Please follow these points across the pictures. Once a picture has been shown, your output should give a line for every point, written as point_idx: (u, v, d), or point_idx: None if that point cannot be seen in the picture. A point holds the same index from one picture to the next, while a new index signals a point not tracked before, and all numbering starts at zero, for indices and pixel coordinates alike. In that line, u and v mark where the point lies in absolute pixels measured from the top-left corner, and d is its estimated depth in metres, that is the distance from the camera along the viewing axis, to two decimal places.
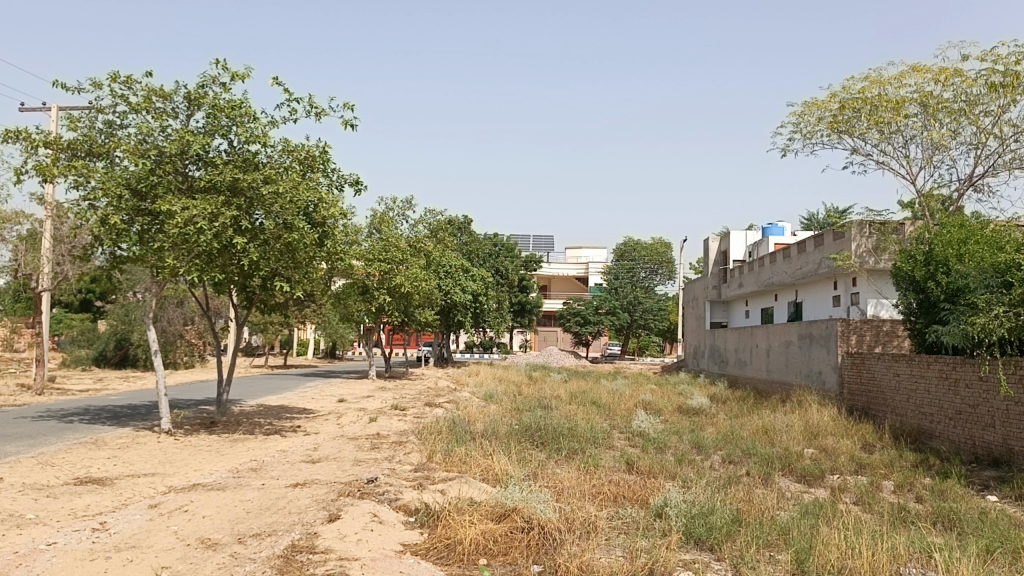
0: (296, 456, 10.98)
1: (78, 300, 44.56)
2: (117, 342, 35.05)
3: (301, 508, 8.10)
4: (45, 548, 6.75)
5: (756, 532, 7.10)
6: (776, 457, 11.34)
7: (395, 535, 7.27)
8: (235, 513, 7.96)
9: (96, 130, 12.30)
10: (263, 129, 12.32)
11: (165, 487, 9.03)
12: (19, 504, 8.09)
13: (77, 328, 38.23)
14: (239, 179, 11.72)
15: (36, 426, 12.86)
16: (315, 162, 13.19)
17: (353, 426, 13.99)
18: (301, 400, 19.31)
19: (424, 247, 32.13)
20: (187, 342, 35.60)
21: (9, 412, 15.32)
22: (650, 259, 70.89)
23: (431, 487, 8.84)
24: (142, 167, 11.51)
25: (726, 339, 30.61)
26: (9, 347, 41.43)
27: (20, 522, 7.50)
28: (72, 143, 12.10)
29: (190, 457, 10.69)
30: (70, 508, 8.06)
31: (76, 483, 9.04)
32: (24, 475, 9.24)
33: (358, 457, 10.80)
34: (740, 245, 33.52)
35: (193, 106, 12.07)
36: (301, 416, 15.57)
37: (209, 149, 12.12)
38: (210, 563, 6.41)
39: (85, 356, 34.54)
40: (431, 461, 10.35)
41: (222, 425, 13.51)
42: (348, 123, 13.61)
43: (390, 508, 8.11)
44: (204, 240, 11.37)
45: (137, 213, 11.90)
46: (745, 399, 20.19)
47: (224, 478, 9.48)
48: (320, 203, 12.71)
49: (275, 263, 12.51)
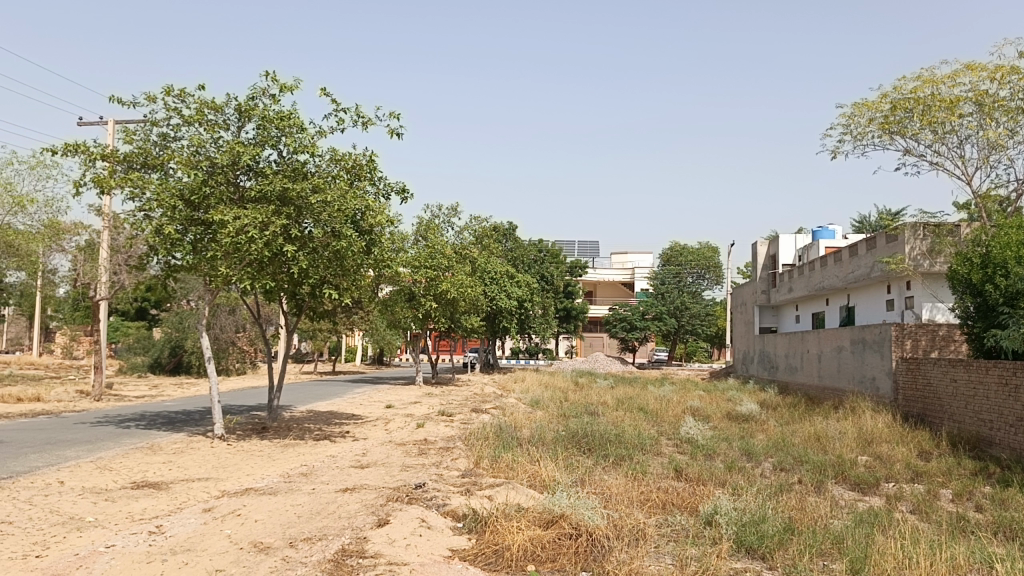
0: (345, 461, 11.10)
1: (134, 309, 45.87)
2: (171, 350, 35.85)
3: (350, 513, 8.20)
4: (105, 550, 6.93)
5: (808, 541, 6.97)
6: (829, 465, 11.13)
7: (444, 540, 7.32)
8: (287, 517, 8.09)
9: (151, 142, 12.61)
10: (311, 139, 12.49)
11: (219, 491, 9.22)
12: (79, 507, 8.32)
13: (133, 336, 39.20)
14: (288, 188, 11.94)
15: (95, 432, 13.22)
16: (362, 171, 13.36)
17: (400, 432, 14.12)
18: (350, 406, 19.58)
19: (470, 254, 32.24)
20: (238, 349, 36.31)
21: (68, 418, 15.80)
22: (697, 263, 70.22)
23: (479, 492, 8.87)
24: (195, 179, 11.80)
25: (776, 344, 30.17)
26: (69, 356, 42.85)
27: (81, 525, 7.73)
28: (128, 155, 12.42)
29: (243, 462, 10.89)
30: (128, 511, 8.26)
31: (133, 487, 9.27)
32: (84, 479, 9.51)
33: (406, 463, 10.90)
34: (788, 249, 33.04)
35: (244, 118, 12.31)
36: (350, 421, 15.78)
37: (259, 160, 12.34)
38: (263, 567, 6.52)
39: (141, 364, 35.52)
40: (478, 466, 10.40)
41: (273, 431, 13.73)
42: (394, 131, 13.74)
43: (438, 514, 8.16)
44: (256, 249, 11.57)
45: (190, 222, 12.19)
46: (796, 405, 19.92)
47: (275, 482, 9.64)
48: (367, 211, 12.83)
49: (324, 271, 12.70)
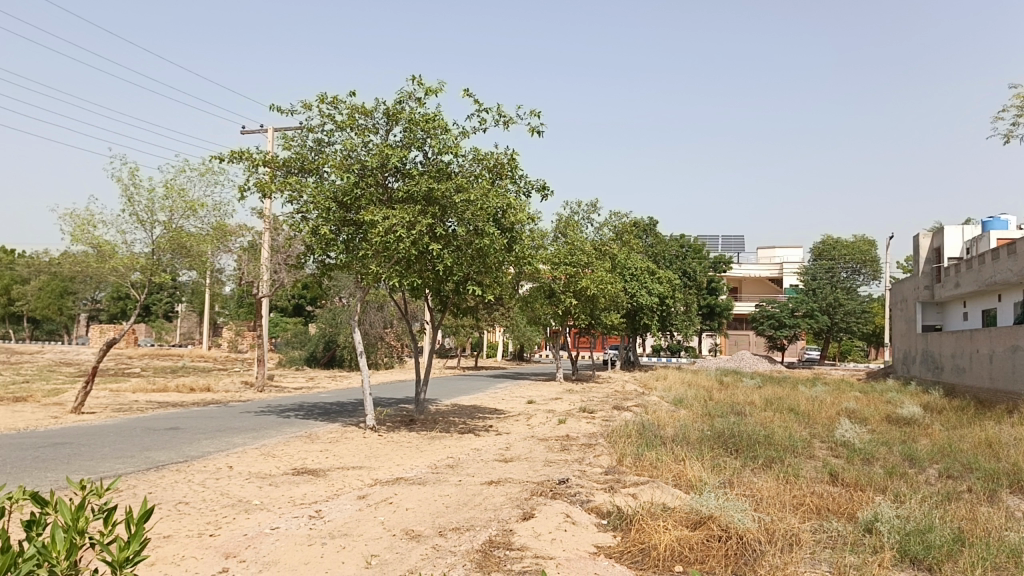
0: (490, 454, 11.32)
1: (292, 305, 48.73)
2: (325, 344, 37.71)
3: (496, 506, 8.36)
4: (270, 531, 7.40)
5: (982, 554, 6.49)
6: (1004, 473, 10.31)
7: (589, 536, 7.32)
8: (436, 507, 8.34)
9: (307, 147, 13.31)
10: (455, 139, 12.80)
11: (372, 479, 9.63)
12: (246, 490, 8.93)
13: (291, 331, 41.57)
14: (433, 188, 12.30)
15: (259, 421, 14.12)
16: (503, 169, 13.57)
17: (543, 428, 14.25)
18: (493, 401, 19.94)
19: (610, 251, 32.09)
20: (387, 344, 37.83)
21: (236, 406, 16.97)
22: (851, 258, 66.79)
23: (623, 490, 8.82)
24: (347, 181, 12.37)
25: (941, 344, 28.24)
26: (235, 349, 46.09)
27: (249, 507, 8.28)
28: (287, 161, 13.17)
29: (393, 452, 11.32)
30: (290, 496, 8.78)
31: (294, 473, 9.84)
32: (250, 465, 10.18)
33: (549, 458, 10.98)
34: (954, 241, 30.85)
35: (392, 121, 12.78)
36: (493, 416, 16.07)
37: (406, 161, 12.78)
38: (414, 554, 6.76)
39: (299, 357, 37.74)
40: (621, 464, 10.33)
41: (420, 423, 14.19)
42: (535, 129, 13.86)
43: (583, 510, 8.17)
44: (403, 248, 11.99)
45: (343, 223, 12.79)
46: (964, 409, 18.58)
47: (424, 473, 9.96)
48: (509, 208, 13.02)
49: (468, 268, 12.98)
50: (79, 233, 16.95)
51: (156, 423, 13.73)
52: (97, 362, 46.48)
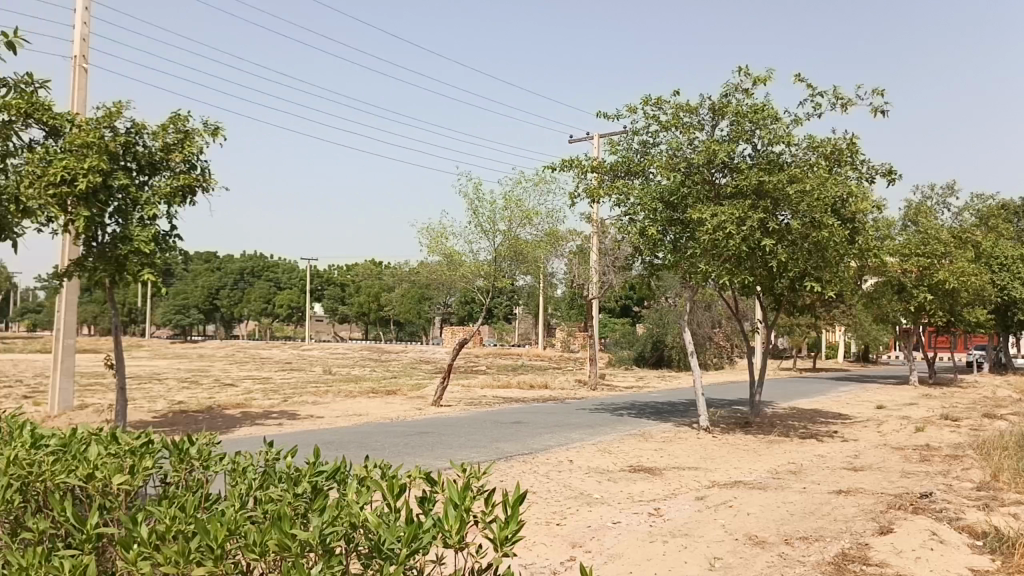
0: (836, 462, 10.56)
1: (620, 306, 50.05)
2: (653, 344, 38.20)
3: (847, 517, 7.76)
4: (612, 525, 7.60)
5: None
6: None
7: (962, 558, 6.50)
8: (780, 513, 7.97)
9: (633, 150, 13.55)
10: (786, 128, 12.20)
11: (709, 481, 9.48)
12: (588, 484, 9.28)
13: (620, 331, 42.73)
14: (764, 181, 11.83)
15: (594, 418, 14.64)
16: (841, 156, 12.67)
17: (896, 436, 12.99)
18: (836, 405, 18.64)
19: (971, 238, 28.44)
20: (715, 344, 37.29)
21: (571, 404, 17.80)
22: None
23: (1003, 510, 7.70)
24: (673, 181, 12.39)
25: None
26: (568, 349, 48.49)
27: (591, 500, 8.59)
28: (614, 165, 13.54)
29: (729, 455, 11.05)
30: (629, 492, 8.95)
31: (631, 470, 10.03)
32: (590, 460, 10.57)
33: (907, 469, 9.95)
34: None
35: (718, 116, 12.54)
36: (836, 421, 15.01)
37: (734, 156, 12.45)
38: (760, 560, 6.51)
39: (628, 357, 38.68)
40: (998, 480, 9.04)
41: (756, 426, 13.71)
42: (878, 108, 12.73)
43: (952, 528, 7.28)
44: (734, 245, 11.68)
45: (670, 223, 12.83)
46: None
47: (764, 478, 9.58)
48: (849, 197, 12.12)
49: (804, 263, 12.30)
50: (435, 245, 18.95)
51: (503, 417, 14.86)
52: (451, 359, 51.73)
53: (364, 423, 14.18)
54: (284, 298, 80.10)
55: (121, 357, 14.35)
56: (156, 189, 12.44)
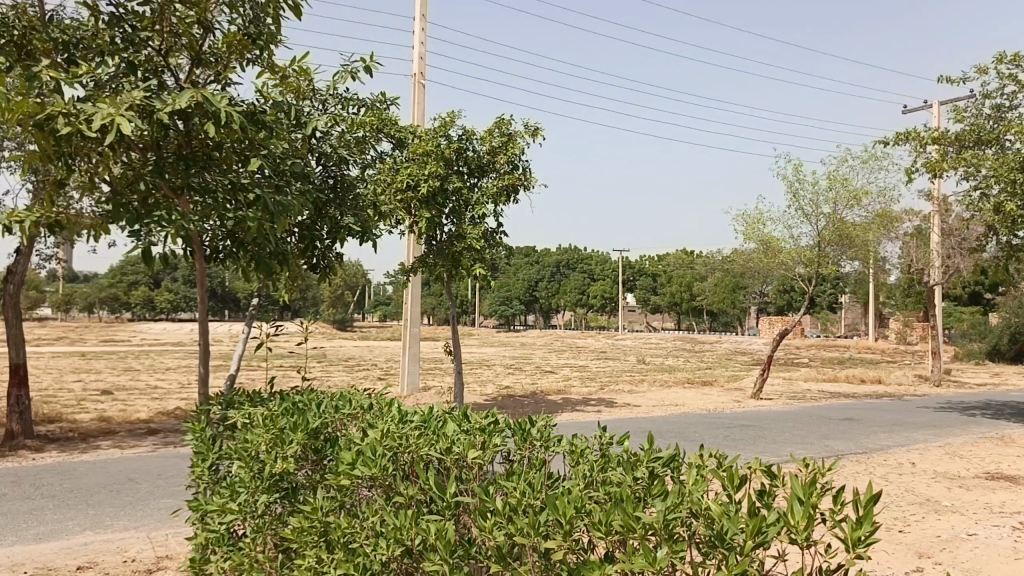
0: None
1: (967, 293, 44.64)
2: (1012, 336, 33.63)
3: None
4: (966, 537, 6.78)
5: None
6: None
7: None
8: None
9: (985, 115, 11.98)
10: None
11: None
12: (934, 490, 8.38)
13: (969, 322, 38.09)
14: None
15: (938, 417, 13.19)
16: None
17: None
18: None
19: None
20: None
21: (910, 401, 16.24)
22: None
23: None
24: None
25: None
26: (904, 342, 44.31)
27: (939, 508, 7.74)
28: (961, 134, 12.08)
29: None
30: (986, 502, 7.92)
31: (988, 477, 8.87)
32: (935, 463, 9.53)
33: None
34: None
35: None
36: None
37: None
38: None
39: (980, 350, 34.38)
40: None
41: None
42: None
43: None
44: None
45: None
46: None
47: None
48: None
49: None
50: (752, 232, 18.37)
51: (831, 412, 13.96)
52: (770, 350, 49.90)
53: (682, 414, 14.16)
54: (599, 289, 82.86)
55: (457, 345, 15.84)
56: (484, 189, 13.49)
